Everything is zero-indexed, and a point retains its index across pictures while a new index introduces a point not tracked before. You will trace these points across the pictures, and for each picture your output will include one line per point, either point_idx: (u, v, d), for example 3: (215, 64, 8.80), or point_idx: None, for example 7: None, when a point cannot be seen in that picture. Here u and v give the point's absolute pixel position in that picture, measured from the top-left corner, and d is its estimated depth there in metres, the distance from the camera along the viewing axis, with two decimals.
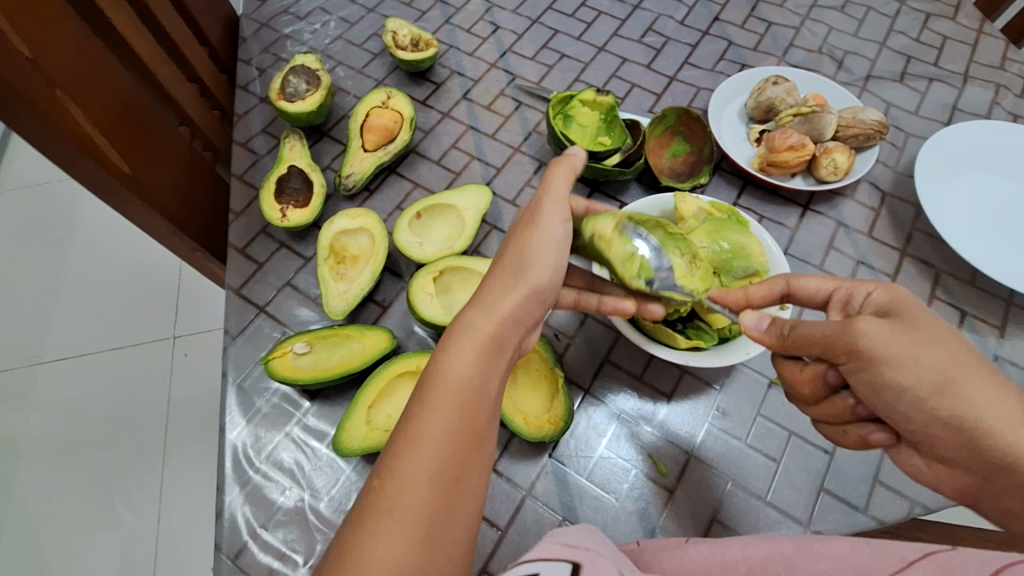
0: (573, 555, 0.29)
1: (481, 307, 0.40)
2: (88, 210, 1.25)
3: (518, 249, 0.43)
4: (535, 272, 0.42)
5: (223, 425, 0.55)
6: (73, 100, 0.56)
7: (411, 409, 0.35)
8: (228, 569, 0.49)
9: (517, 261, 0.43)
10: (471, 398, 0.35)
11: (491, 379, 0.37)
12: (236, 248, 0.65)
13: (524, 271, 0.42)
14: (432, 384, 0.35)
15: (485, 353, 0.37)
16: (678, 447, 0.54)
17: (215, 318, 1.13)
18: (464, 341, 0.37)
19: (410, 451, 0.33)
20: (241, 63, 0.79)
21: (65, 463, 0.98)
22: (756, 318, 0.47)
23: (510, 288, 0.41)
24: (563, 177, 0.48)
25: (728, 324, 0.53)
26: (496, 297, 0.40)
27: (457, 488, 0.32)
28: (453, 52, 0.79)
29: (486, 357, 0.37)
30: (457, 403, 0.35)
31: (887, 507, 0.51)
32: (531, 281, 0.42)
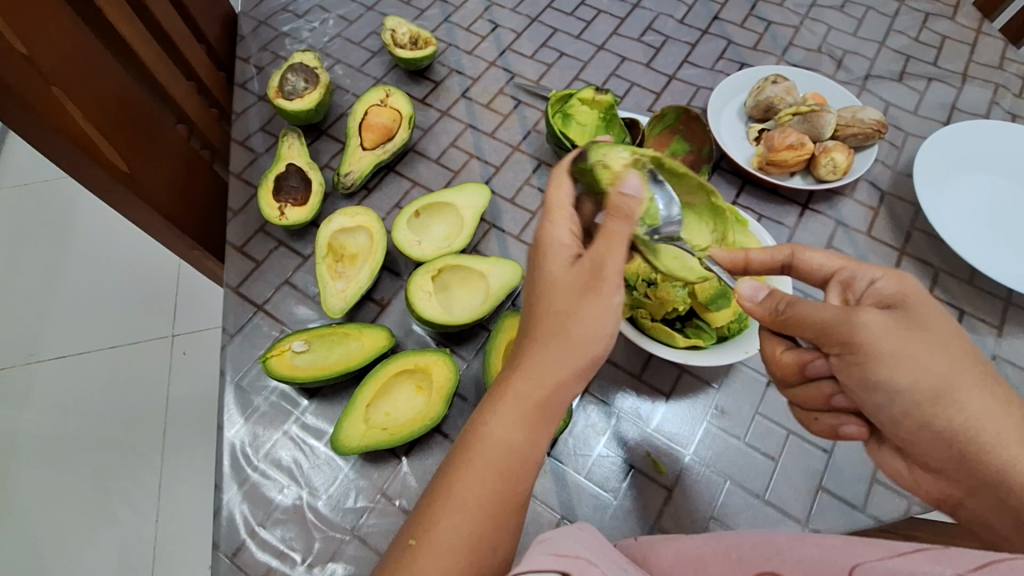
0: (563, 565, 0.29)
1: (538, 378, 0.40)
2: (85, 208, 1.24)
3: (582, 316, 0.40)
4: (591, 345, 0.41)
5: (221, 424, 0.55)
6: (70, 97, 0.56)
7: (452, 476, 0.38)
8: (226, 568, 0.49)
9: (570, 321, 0.41)
10: (510, 472, 0.38)
11: (533, 448, 0.39)
12: (234, 247, 0.65)
13: (579, 337, 0.40)
14: (474, 453, 0.38)
15: (531, 427, 0.39)
16: (677, 446, 0.54)
17: (213, 317, 1.13)
18: (510, 410, 0.39)
19: (447, 519, 0.36)
20: (239, 61, 0.79)
21: (62, 462, 0.98)
22: (753, 289, 0.47)
23: (569, 360, 0.40)
24: (621, 229, 0.41)
25: (727, 323, 0.53)
26: (547, 363, 0.40)
27: (490, 558, 0.36)
28: (451, 51, 0.79)
29: (530, 428, 0.39)
30: (497, 479, 0.38)
31: (885, 505, 0.51)
32: (585, 352, 0.41)
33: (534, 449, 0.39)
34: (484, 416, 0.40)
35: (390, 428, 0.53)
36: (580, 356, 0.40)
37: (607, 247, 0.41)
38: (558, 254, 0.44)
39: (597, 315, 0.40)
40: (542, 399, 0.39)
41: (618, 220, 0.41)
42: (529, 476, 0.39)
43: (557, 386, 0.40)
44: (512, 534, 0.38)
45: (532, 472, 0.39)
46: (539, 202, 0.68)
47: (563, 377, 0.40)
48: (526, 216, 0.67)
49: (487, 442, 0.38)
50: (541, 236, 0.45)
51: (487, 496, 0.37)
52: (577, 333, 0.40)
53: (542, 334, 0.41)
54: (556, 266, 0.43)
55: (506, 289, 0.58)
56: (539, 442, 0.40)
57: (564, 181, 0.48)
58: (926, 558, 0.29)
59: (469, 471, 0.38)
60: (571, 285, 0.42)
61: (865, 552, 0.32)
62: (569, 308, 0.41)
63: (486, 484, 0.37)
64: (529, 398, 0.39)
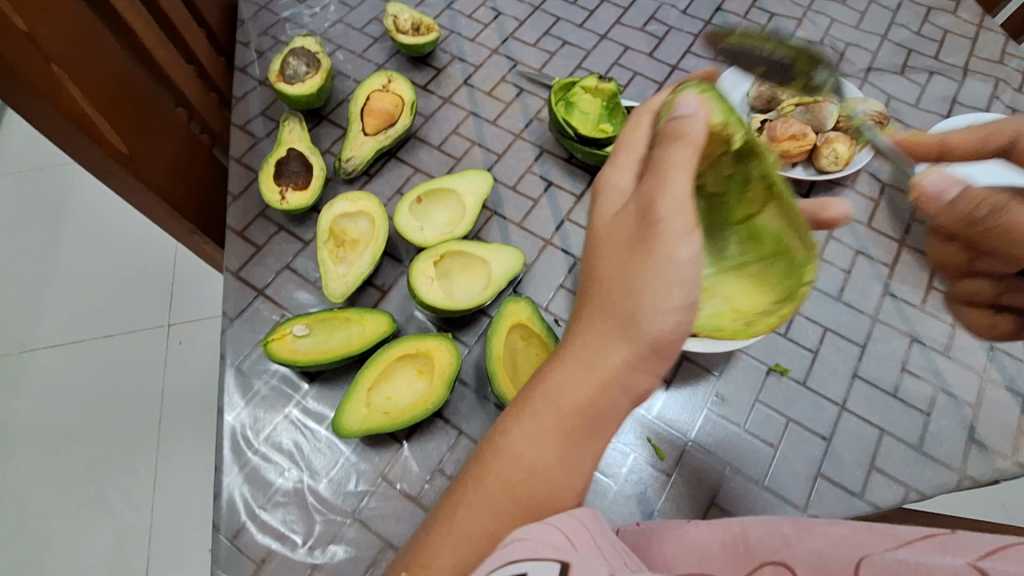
0: (562, 555, 0.29)
1: (582, 370, 0.37)
2: (80, 194, 1.23)
3: (625, 288, 0.37)
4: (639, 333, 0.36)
5: (222, 407, 0.55)
6: (68, 75, 0.55)
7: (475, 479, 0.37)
8: (226, 551, 0.49)
9: (619, 295, 0.37)
10: (536, 477, 0.36)
11: (568, 452, 0.37)
12: (234, 231, 0.64)
13: (616, 326, 0.37)
14: (495, 461, 0.37)
15: (566, 432, 0.36)
16: (677, 432, 0.54)
17: (210, 305, 1.12)
18: (539, 410, 0.37)
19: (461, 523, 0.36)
20: (240, 46, 0.79)
21: (60, 449, 0.98)
22: (943, 184, 0.47)
23: (620, 346, 0.37)
24: (682, 155, 0.37)
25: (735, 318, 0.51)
26: (587, 355, 0.37)
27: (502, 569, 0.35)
28: (453, 38, 0.79)
29: (562, 431, 0.36)
30: (520, 488, 0.36)
31: (883, 492, 0.52)
32: (638, 335, 0.36)
33: (563, 453, 0.37)
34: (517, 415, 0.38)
35: (392, 413, 0.53)
36: (633, 340, 0.36)
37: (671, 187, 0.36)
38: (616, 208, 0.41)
39: (653, 287, 0.36)
40: (567, 399, 0.37)
41: (677, 145, 0.37)
42: (563, 484, 0.37)
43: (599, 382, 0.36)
44: None
45: (564, 482, 0.37)
46: (540, 190, 0.67)
47: (597, 377, 0.36)
48: (527, 204, 0.66)
49: (510, 448, 0.37)
50: (603, 188, 0.42)
51: (503, 506, 0.36)
52: (613, 319, 0.37)
53: (587, 313, 0.38)
54: (605, 215, 0.41)
55: (508, 276, 0.58)
56: (577, 448, 0.37)
57: (643, 122, 0.44)
58: (932, 547, 0.31)
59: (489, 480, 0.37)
60: (619, 251, 0.38)
61: (871, 542, 0.33)
62: (616, 281, 0.37)
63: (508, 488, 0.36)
64: (556, 398, 0.37)
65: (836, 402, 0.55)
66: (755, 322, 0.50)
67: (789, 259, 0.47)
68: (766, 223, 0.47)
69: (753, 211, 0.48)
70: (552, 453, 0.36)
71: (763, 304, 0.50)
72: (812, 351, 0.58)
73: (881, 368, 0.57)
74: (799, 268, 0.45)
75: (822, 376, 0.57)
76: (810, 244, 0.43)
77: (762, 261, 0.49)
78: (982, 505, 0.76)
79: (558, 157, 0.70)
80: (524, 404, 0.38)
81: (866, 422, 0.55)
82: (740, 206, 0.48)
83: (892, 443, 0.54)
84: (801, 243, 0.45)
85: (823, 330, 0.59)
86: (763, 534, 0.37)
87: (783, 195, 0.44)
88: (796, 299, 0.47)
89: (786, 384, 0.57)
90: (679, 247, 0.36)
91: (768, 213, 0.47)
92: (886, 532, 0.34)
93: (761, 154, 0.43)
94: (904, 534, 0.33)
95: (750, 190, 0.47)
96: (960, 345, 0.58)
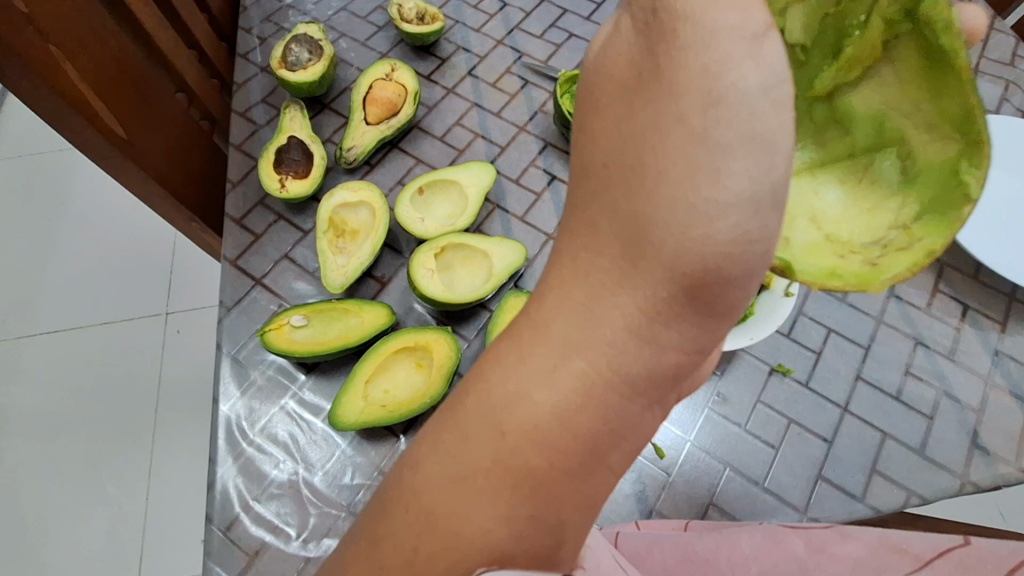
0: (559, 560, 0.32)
1: (546, 359, 0.29)
2: (80, 180, 1.22)
3: (628, 218, 0.28)
4: (619, 314, 0.29)
5: (217, 397, 0.54)
6: (66, 55, 0.54)
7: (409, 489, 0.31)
8: (219, 542, 0.48)
9: (647, 178, 0.28)
10: (482, 490, 0.29)
11: (532, 463, 0.29)
12: (233, 219, 0.64)
13: (608, 278, 0.29)
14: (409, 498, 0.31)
15: (521, 439, 0.29)
16: (678, 432, 0.54)
17: (209, 294, 1.11)
18: (483, 415, 0.30)
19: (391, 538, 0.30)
20: (242, 31, 0.77)
21: (57, 435, 0.98)
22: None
23: (602, 317, 0.29)
24: None
25: (856, 242, 0.37)
26: (540, 359, 0.29)
27: None
28: (458, 27, 0.78)
29: (514, 443, 0.29)
30: (446, 541, 0.29)
31: (884, 496, 0.51)
32: (646, 277, 0.28)
33: (509, 496, 0.29)
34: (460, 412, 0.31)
35: (389, 406, 0.52)
36: (657, 260, 0.28)
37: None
38: (620, 39, 0.29)
39: (687, 169, 0.27)
40: (504, 420, 0.29)
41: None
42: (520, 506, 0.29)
43: (554, 398, 0.29)
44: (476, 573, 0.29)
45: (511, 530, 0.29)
46: (544, 183, 0.66)
47: (545, 395, 0.29)
48: (531, 197, 0.66)
49: (432, 490, 0.30)
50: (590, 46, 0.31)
51: (422, 557, 0.30)
52: (581, 296, 0.29)
53: (573, 254, 0.30)
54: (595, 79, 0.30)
55: (509, 270, 0.58)
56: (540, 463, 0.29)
57: None
58: (954, 566, 0.35)
59: (401, 530, 0.30)
60: (629, 107, 0.28)
61: (891, 566, 0.37)
62: (625, 175, 0.28)
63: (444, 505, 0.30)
64: (497, 410, 0.30)
65: (839, 404, 0.55)
66: (888, 260, 0.36)
67: (901, 149, 0.37)
68: (858, 101, 0.38)
69: (846, 82, 0.37)
70: (488, 492, 0.29)
71: (884, 222, 0.38)
72: (815, 352, 0.57)
73: (885, 370, 0.57)
74: (946, 162, 0.35)
75: (825, 378, 0.56)
76: (975, 132, 0.33)
77: (839, 157, 0.40)
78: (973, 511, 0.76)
79: (562, 150, 0.69)
80: (450, 421, 0.31)
81: (868, 424, 0.54)
82: (830, 74, 0.37)
83: (894, 446, 0.53)
84: (925, 129, 0.35)
85: (828, 331, 0.59)
86: (779, 559, 0.40)
87: (924, 57, 0.33)
88: (948, 219, 0.35)
89: (788, 385, 0.56)
90: (734, 73, 0.26)
91: (873, 83, 0.37)
92: (902, 548, 0.38)
93: None
94: (921, 552, 0.37)
95: (856, 47, 0.36)
96: (965, 349, 0.58)
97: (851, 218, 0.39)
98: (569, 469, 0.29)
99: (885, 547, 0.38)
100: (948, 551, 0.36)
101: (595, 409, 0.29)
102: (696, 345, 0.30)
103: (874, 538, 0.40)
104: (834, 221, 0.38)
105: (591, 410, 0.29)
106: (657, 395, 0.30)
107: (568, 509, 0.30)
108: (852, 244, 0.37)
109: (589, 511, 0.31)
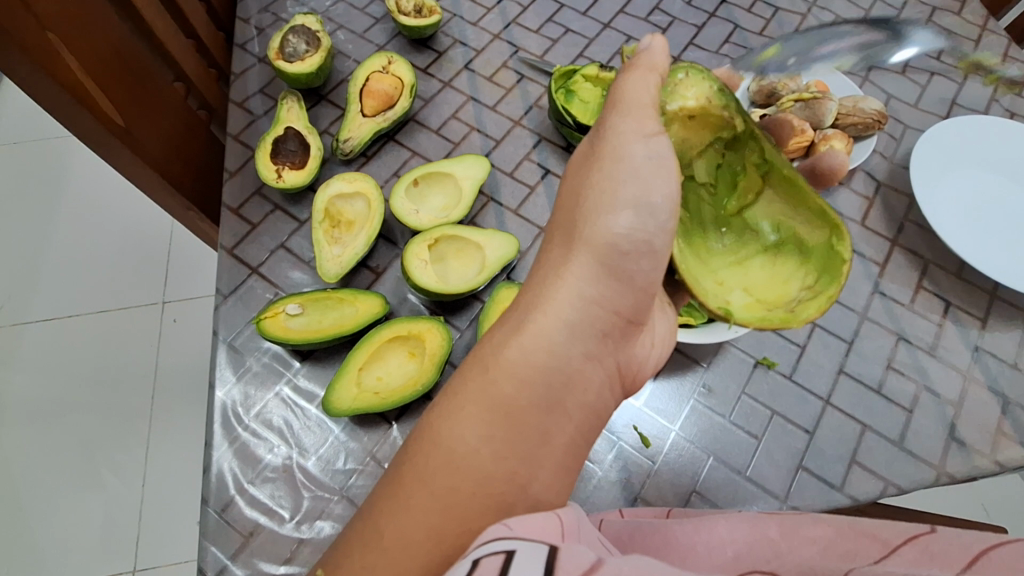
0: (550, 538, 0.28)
1: (515, 317, 0.38)
2: (77, 169, 1.22)
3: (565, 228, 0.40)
4: (563, 286, 0.38)
5: (213, 382, 0.55)
6: (64, 43, 0.54)
7: (414, 431, 0.36)
8: (214, 523, 0.50)
9: (576, 209, 0.40)
10: (471, 420, 0.34)
11: (509, 394, 0.35)
12: (230, 209, 0.64)
13: (553, 262, 0.39)
14: (410, 445, 0.35)
15: (500, 374, 0.36)
16: (664, 422, 0.55)
17: (205, 284, 1.12)
18: (469, 364, 0.37)
19: (398, 475, 0.34)
20: (239, 22, 0.78)
21: (55, 423, 0.99)
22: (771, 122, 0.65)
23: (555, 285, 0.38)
24: (638, 77, 0.41)
25: (773, 302, 0.46)
26: (510, 320, 0.38)
27: (436, 518, 0.32)
28: (456, 21, 0.78)
29: (491, 379, 0.36)
30: (442, 466, 0.33)
31: (862, 486, 0.53)
32: (578, 254, 0.39)
33: (491, 421, 0.34)
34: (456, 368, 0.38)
35: (382, 393, 0.53)
36: (581, 244, 0.39)
37: (626, 100, 0.41)
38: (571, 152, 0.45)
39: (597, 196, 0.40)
40: (488, 360, 0.36)
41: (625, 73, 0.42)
42: (502, 429, 0.34)
43: (521, 343, 0.36)
44: (472, 495, 0.33)
45: (492, 458, 0.34)
46: (537, 177, 0.67)
47: (514, 343, 0.36)
48: (524, 191, 0.66)
49: (429, 429, 0.35)
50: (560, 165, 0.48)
51: (420, 492, 0.32)
52: (539, 276, 0.40)
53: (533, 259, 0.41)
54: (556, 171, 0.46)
55: (501, 262, 0.59)
56: (514, 395, 0.35)
57: None
58: (917, 556, 0.33)
59: (406, 465, 0.34)
60: (577, 176, 0.42)
61: (858, 552, 0.35)
62: (561, 211, 0.42)
63: (441, 435, 0.34)
64: (483, 356, 0.37)
65: (821, 396, 0.56)
66: (802, 306, 0.44)
67: (794, 241, 0.48)
68: (758, 214, 0.49)
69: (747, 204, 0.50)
70: (476, 416, 0.34)
71: (791, 290, 0.46)
72: (800, 346, 0.59)
73: (867, 364, 0.58)
74: (825, 241, 0.45)
75: (808, 371, 0.58)
76: (833, 220, 0.45)
77: (756, 252, 0.49)
78: (937, 501, 0.79)
79: (557, 145, 0.70)
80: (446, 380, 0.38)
81: (850, 417, 0.55)
82: (732, 198, 0.50)
83: (874, 439, 0.55)
84: (806, 224, 0.47)
85: (812, 326, 0.60)
86: (755, 545, 0.38)
87: (789, 183, 0.46)
88: (838, 276, 0.44)
89: (772, 377, 0.57)
90: (630, 144, 0.40)
91: (764, 200, 0.49)
92: (870, 533, 0.36)
93: (759, 136, 0.46)
94: (889, 537, 0.35)
95: (745, 180, 0.49)
96: (945, 345, 0.59)
97: (765, 291, 0.47)
98: (538, 398, 0.36)
99: (856, 533, 0.36)
100: (914, 537, 0.34)
101: (552, 351, 0.37)
102: (619, 306, 0.39)
103: (845, 522, 0.38)
104: (752, 300, 0.46)
105: (550, 347, 0.37)
106: (596, 352, 0.39)
107: (539, 434, 0.35)
108: (769, 308, 0.45)
109: (555, 451, 0.36)
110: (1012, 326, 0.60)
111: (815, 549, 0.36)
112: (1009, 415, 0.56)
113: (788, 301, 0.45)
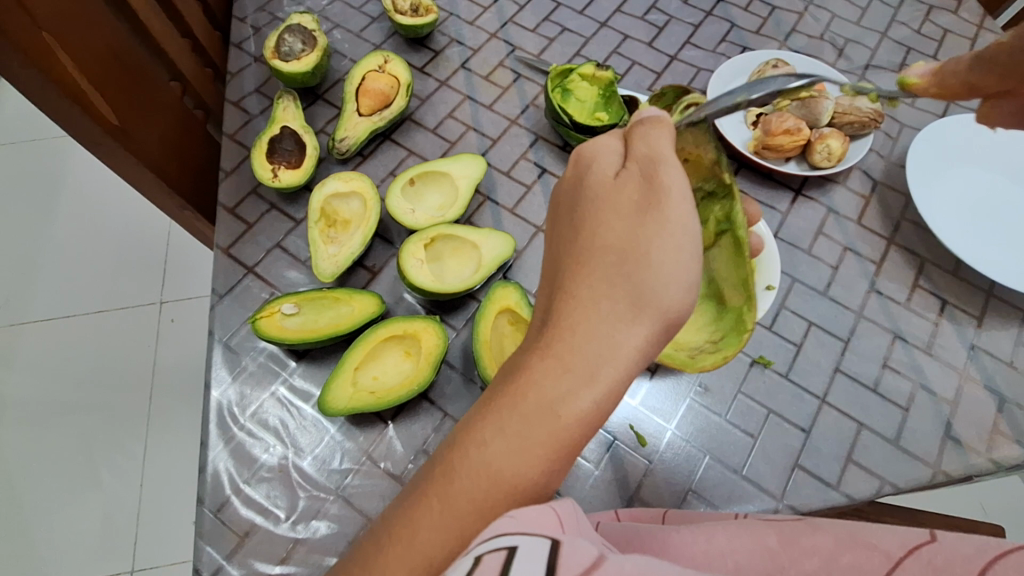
0: (553, 532, 0.27)
1: (585, 364, 0.33)
2: (74, 169, 1.22)
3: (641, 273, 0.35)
4: (636, 335, 0.34)
5: (208, 382, 0.55)
6: (59, 42, 0.54)
7: (460, 458, 0.33)
8: (209, 523, 0.49)
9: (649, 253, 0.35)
10: (532, 466, 0.32)
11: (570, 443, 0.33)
12: (225, 208, 0.64)
13: (625, 305, 0.34)
14: (460, 467, 0.33)
15: (568, 428, 0.33)
16: (660, 421, 0.55)
17: (203, 284, 1.12)
18: (531, 409, 0.33)
19: (447, 499, 0.32)
20: (235, 21, 0.77)
21: (52, 424, 0.99)
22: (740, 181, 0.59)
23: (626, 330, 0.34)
24: (660, 135, 0.39)
25: (681, 347, 0.53)
26: (576, 365, 0.33)
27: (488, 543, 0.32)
28: (452, 20, 0.78)
29: (558, 430, 0.32)
30: (497, 503, 0.32)
31: (858, 485, 0.53)
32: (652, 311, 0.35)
33: (552, 467, 0.33)
34: (509, 401, 0.33)
35: (378, 393, 0.53)
36: (657, 294, 0.35)
37: (663, 154, 0.38)
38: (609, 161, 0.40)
39: (668, 251, 0.36)
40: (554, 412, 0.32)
41: (659, 126, 0.40)
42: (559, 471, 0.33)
43: (594, 398, 0.33)
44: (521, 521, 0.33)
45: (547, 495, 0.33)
46: (534, 176, 0.67)
47: (589, 394, 0.33)
48: (521, 190, 0.66)
49: (485, 467, 0.32)
50: (589, 146, 0.41)
51: (472, 521, 0.31)
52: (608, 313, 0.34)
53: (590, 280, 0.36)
54: (602, 174, 0.39)
55: (497, 261, 0.59)
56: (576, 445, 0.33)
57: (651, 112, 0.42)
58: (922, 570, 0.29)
59: (455, 493, 0.32)
60: (643, 213, 0.37)
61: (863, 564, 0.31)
62: (626, 239, 0.36)
63: (499, 474, 0.32)
64: (550, 403, 0.32)
65: (817, 395, 0.56)
66: (699, 357, 0.51)
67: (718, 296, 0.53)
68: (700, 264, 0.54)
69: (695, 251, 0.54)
70: (539, 464, 0.32)
71: (699, 338, 0.53)
72: (796, 345, 0.59)
73: (863, 363, 0.58)
74: (740, 307, 0.51)
75: (805, 370, 0.58)
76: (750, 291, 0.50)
77: None
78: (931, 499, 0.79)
79: (553, 144, 0.70)
80: (496, 402, 0.34)
81: (846, 416, 0.55)
82: None
83: (870, 437, 0.55)
84: (734, 285, 0.52)
85: (809, 324, 0.60)
86: (755, 555, 0.34)
87: (734, 245, 0.51)
88: (736, 341, 0.50)
89: (768, 376, 0.57)
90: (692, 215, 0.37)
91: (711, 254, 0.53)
92: (871, 544, 0.32)
93: (734, 198, 0.49)
94: (890, 550, 0.31)
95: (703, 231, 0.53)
96: (942, 344, 0.59)
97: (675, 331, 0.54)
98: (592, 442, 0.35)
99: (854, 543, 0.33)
100: (916, 549, 0.31)
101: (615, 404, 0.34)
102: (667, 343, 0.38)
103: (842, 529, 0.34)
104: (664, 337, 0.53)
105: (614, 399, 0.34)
106: None
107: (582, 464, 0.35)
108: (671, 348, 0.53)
109: None
110: (1008, 324, 0.60)
111: (816, 562, 0.32)
112: (1005, 413, 0.56)
113: (689, 349, 0.53)
